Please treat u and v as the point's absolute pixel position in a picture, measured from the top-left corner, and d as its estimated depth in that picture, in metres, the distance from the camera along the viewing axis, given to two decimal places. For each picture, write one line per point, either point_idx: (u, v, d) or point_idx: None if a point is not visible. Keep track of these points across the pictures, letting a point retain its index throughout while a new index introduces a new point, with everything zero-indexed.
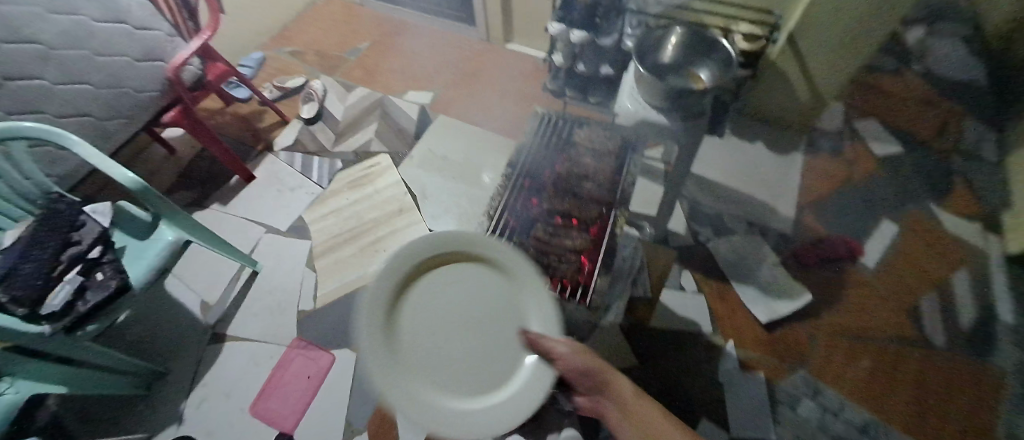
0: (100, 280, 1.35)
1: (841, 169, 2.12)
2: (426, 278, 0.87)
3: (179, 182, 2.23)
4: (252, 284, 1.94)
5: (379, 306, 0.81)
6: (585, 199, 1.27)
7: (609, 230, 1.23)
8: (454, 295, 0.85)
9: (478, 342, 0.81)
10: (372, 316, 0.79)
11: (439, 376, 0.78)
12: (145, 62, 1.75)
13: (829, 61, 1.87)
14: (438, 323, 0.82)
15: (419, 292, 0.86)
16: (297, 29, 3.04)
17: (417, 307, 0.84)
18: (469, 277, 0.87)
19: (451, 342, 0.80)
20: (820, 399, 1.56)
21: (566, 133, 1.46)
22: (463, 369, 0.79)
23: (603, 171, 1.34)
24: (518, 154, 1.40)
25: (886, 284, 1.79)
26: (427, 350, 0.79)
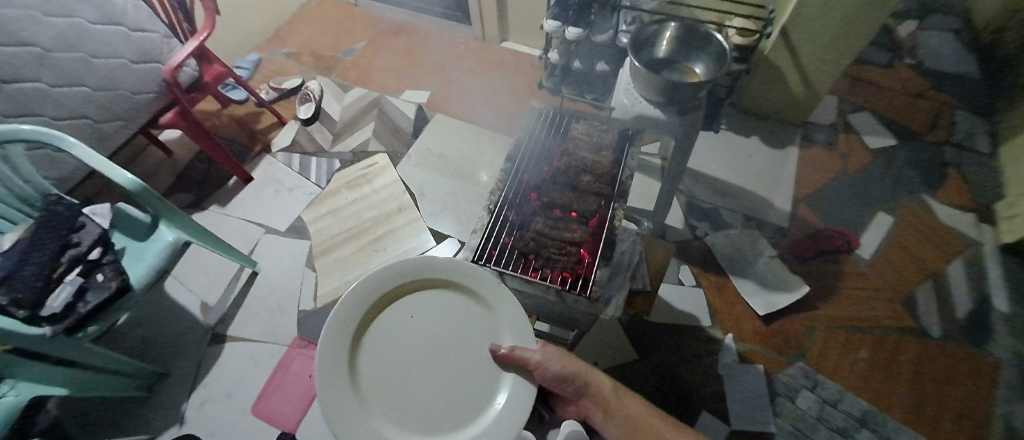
0: (100, 281, 1.35)
1: (836, 162, 2.14)
2: (395, 306, 0.89)
3: (176, 184, 2.23)
4: (252, 284, 1.94)
5: (348, 335, 0.83)
6: (585, 191, 1.21)
7: (610, 223, 1.15)
8: (425, 321, 0.87)
9: (444, 371, 0.83)
10: (338, 348, 0.81)
11: (401, 406, 0.80)
12: (142, 64, 1.76)
13: (822, 55, 1.88)
14: (404, 357, 0.84)
15: (389, 320, 0.87)
16: (291, 30, 3.03)
17: (386, 336, 0.86)
18: (434, 303, 0.90)
19: (417, 371, 0.83)
20: (819, 390, 1.57)
21: (564, 124, 1.38)
22: (432, 399, 0.81)
23: (603, 162, 1.27)
24: (515, 144, 1.33)
25: (882, 275, 1.81)
26: (391, 380, 0.82)
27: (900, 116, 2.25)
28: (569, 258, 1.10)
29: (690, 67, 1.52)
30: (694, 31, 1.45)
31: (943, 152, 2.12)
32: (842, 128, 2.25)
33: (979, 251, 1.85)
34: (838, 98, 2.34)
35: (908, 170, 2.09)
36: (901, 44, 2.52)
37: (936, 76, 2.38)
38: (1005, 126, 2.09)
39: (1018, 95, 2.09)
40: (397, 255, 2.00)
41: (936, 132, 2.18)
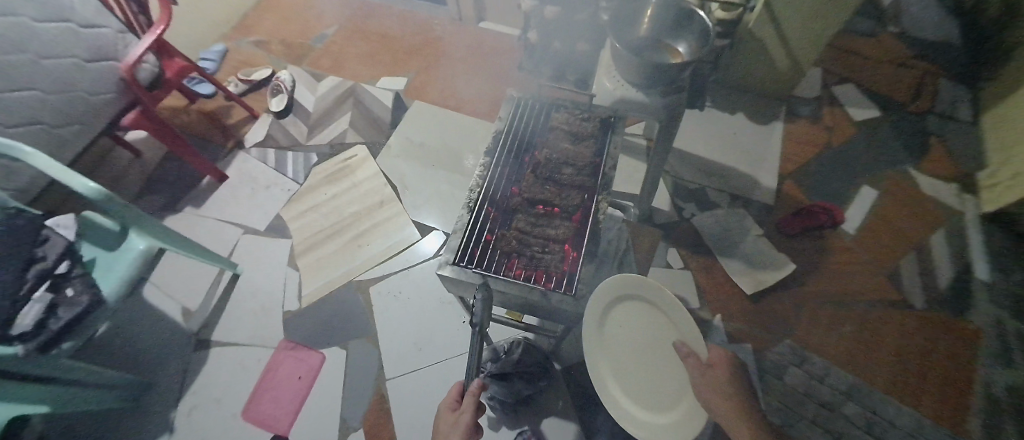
0: (70, 296, 1.31)
1: (821, 135, 2.13)
2: (625, 314, 1.14)
3: (146, 186, 2.13)
4: (235, 286, 1.89)
5: (621, 310, 1.15)
6: (565, 185, 1.18)
7: (596, 216, 1.13)
8: (633, 323, 1.13)
9: (645, 356, 1.11)
10: (615, 334, 1.13)
11: (631, 354, 1.12)
12: (95, 62, 1.65)
13: (805, 29, 1.85)
14: (632, 347, 1.12)
15: (620, 318, 1.14)
16: (258, 18, 2.89)
17: (619, 330, 1.13)
18: (641, 325, 1.13)
19: (636, 336, 1.12)
20: (806, 366, 1.60)
21: (543, 116, 1.32)
22: (635, 351, 1.12)
23: (585, 152, 1.23)
24: (496, 136, 1.29)
25: (866, 248, 1.83)
26: (628, 329, 1.13)
27: (883, 86, 2.24)
28: (556, 257, 1.08)
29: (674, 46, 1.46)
30: (677, 9, 1.39)
31: (925, 122, 2.12)
32: (826, 101, 2.24)
33: (961, 221, 1.87)
34: (822, 70, 2.32)
35: (891, 140, 2.09)
36: (884, 13, 2.49)
37: (918, 45, 2.37)
38: (988, 93, 2.10)
39: (1000, 64, 2.09)
40: (382, 250, 1.96)
41: (919, 102, 2.18)
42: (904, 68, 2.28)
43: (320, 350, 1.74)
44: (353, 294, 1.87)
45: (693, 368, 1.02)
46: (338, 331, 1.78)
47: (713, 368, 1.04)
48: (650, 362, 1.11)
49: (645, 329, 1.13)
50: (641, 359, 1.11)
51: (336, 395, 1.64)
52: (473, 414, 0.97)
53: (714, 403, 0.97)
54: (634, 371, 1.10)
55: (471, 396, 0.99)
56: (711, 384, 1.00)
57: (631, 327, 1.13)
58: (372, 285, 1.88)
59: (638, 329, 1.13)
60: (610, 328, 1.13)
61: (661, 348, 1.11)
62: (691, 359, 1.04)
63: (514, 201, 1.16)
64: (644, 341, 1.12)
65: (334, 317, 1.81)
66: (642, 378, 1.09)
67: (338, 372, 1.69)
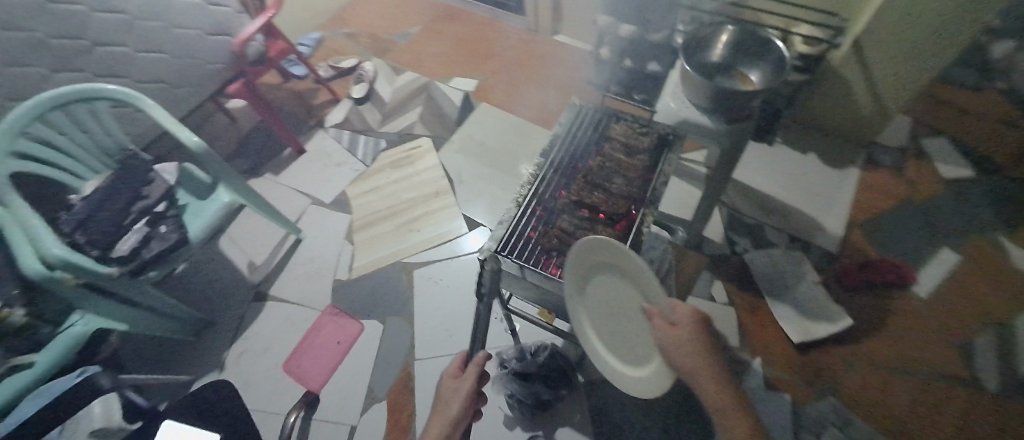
0: (163, 232, 1.46)
1: (901, 188, 1.98)
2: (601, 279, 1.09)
3: (236, 149, 2.39)
4: (295, 250, 2.07)
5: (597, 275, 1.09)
6: (614, 194, 1.20)
7: (640, 228, 1.14)
8: (610, 288, 1.09)
9: (621, 319, 1.08)
10: (591, 302, 1.09)
11: (608, 317, 1.09)
12: (215, 36, 1.91)
13: (895, 73, 1.74)
14: (608, 311, 1.09)
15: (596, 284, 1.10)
16: (354, 12, 3.17)
17: (594, 297, 1.09)
18: (616, 289, 1.07)
19: (611, 299, 1.09)
20: (848, 429, 1.48)
21: (602, 126, 1.36)
22: (611, 313, 1.09)
23: (637, 164, 1.24)
24: (553, 139, 1.34)
25: (940, 317, 1.65)
26: (604, 295, 1.09)
27: None
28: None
29: (745, 73, 1.44)
30: (754, 36, 1.38)
31: None
32: (913, 152, 2.07)
33: None
34: None
35: None
36: None
37: None
38: None
39: None
40: (430, 237, 2.06)
41: None
42: None
43: (359, 321, 1.86)
44: (398, 274, 1.98)
45: (659, 329, 0.95)
46: (379, 306, 1.89)
47: (677, 327, 0.94)
48: (627, 321, 1.08)
49: (619, 293, 1.07)
50: (617, 321, 1.08)
51: (367, 365, 1.74)
52: (474, 381, 1.02)
53: (681, 365, 0.89)
54: (611, 332, 1.08)
55: (475, 366, 1.04)
56: (676, 345, 0.91)
57: (609, 295, 1.09)
58: (416, 268, 1.99)
59: (613, 292, 1.08)
60: (591, 297, 1.09)
61: (633, 309, 1.06)
62: (656, 318, 0.96)
63: (561, 201, 1.21)
64: (619, 305, 1.08)
65: (378, 292, 1.93)
66: (620, 338, 1.07)
67: (372, 344, 1.79)
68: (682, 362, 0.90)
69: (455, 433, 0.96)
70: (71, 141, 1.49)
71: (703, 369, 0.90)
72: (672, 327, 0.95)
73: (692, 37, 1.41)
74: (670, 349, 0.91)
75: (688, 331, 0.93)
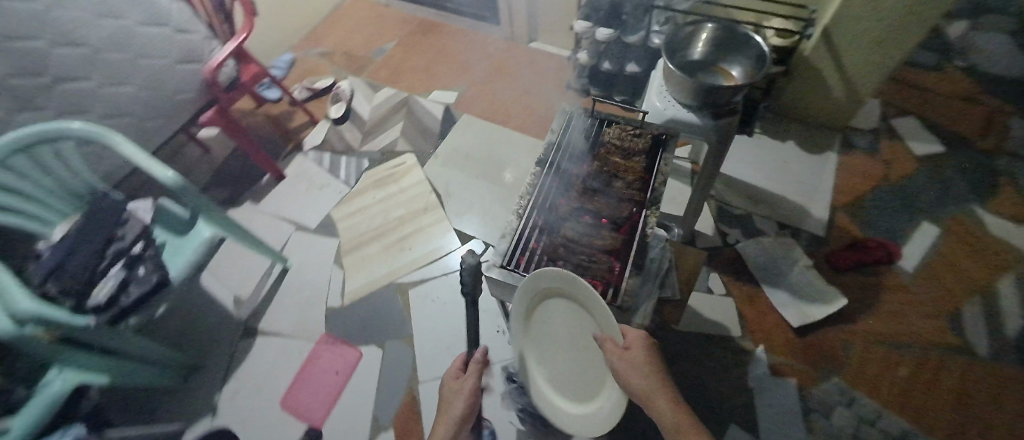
0: (141, 274, 1.37)
1: (878, 168, 2.05)
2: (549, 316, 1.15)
3: (213, 180, 2.31)
4: (283, 279, 1.99)
5: (547, 312, 1.16)
6: (615, 198, 1.20)
7: (645, 230, 1.12)
8: (561, 325, 1.13)
9: (572, 357, 1.14)
10: (541, 336, 1.19)
11: (558, 354, 1.18)
12: (185, 64, 1.81)
13: (863, 59, 1.81)
14: (557, 348, 1.17)
15: (545, 322, 1.17)
16: (325, 31, 3.12)
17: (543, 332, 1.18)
18: (566, 328, 1.12)
19: (562, 336, 1.14)
20: (855, 408, 1.50)
21: (595, 131, 1.36)
22: (563, 351, 1.16)
23: (636, 167, 1.25)
24: (546, 147, 1.33)
25: (926, 289, 1.72)
26: (552, 332, 1.16)
27: (949, 120, 2.14)
28: (599, 268, 1.09)
29: (727, 69, 1.46)
30: (732, 33, 1.40)
31: (995, 159, 2.01)
32: (885, 132, 2.15)
33: None
34: (881, 101, 2.23)
35: (957, 176, 1.98)
36: (953, 45, 2.39)
37: (991, 80, 2.25)
38: None
39: None
40: (422, 254, 2.02)
41: (989, 140, 2.06)
42: (973, 103, 2.18)
43: (357, 347, 1.80)
44: (393, 295, 1.92)
45: (612, 353, 0.94)
46: (376, 330, 1.84)
47: (630, 350, 0.94)
48: (575, 358, 1.14)
49: (569, 330, 1.12)
50: (567, 358, 1.15)
51: (369, 392, 1.69)
52: (475, 379, 1.09)
53: (636, 385, 0.88)
54: (560, 370, 1.18)
55: (475, 365, 1.12)
56: (630, 364, 0.91)
57: (558, 332, 1.15)
58: (411, 287, 1.94)
59: (561, 329, 1.14)
60: (540, 333, 1.19)
61: (586, 343, 1.09)
62: (608, 343, 0.96)
63: (562, 210, 1.20)
64: (570, 342, 1.13)
65: (374, 316, 1.87)
66: (569, 374, 1.15)
67: (373, 370, 1.73)
68: (637, 381, 0.89)
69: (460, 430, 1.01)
70: (36, 185, 1.41)
71: (655, 389, 0.89)
72: (625, 350, 0.94)
73: (673, 37, 1.40)
74: (625, 368, 0.91)
75: (640, 354, 0.93)
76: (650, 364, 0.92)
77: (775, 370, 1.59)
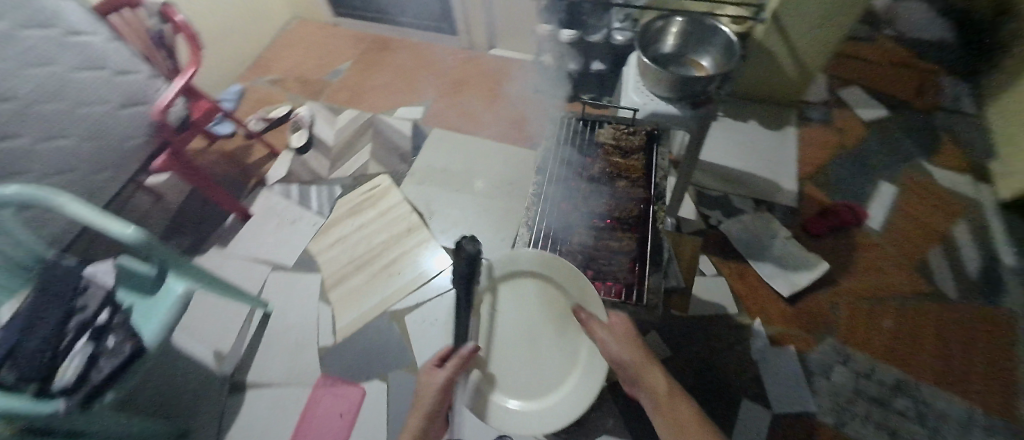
0: (111, 346, 1.18)
1: (833, 136, 2.19)
2: (516, 303, 1.23)
3: (171, 228, 2.12)
4: (266, 325, 1.86)
5: (515, 299, 1.23)
6: (621, 198, 1.29)
7: (655, 226, 1.22)
8: (531, 311, 1.22)
9: (539, 346, 1.21)
10: (506, 328, 1.22)
11: (522, 348, 1.21)
12: (129, 108, 1.66)
13: (810, 38, 1.93)
14: (523, 340, 1.21)
15: (512, 311, 1.23)
16: (273, 58, 2.97)
17: (510, 322, 1.22)
18: (535, 313, 1.22)
19: (532, 324, 1.22)
20: (851, 364, 1.59)
21: (589, 133, 1.42)
22: (530, 341, 1.21)
23: (636, 165, 1.33)
24: (545, 155, 1.38)
25: (894, 243, 1.85)
26: (519, 323, 1.22)
27: (887, 86, 2.33)
28: (622, 267, 1.20)
29: (697, 60, 1.54)
30: (699, 25, 1.45)
31: (932, 117, 2.20)
32: (834, 103, 2.30)
33: (982, 210, 1.91)
34: (826, 74, 2.40)
35: (903, 136, 2.15)
36: (879, 17, 2.61)
37: (915, 46, 2.48)
38: (989, 86, 2.20)
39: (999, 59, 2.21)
40: (412, 278, 1.94)
41: (923, 101, 2.26)
42: (905, 68, 2.38)
43: (358, 384, 1.70)
44: (388, 324, 1.84)
45: (597, 328, 1.08)
46: (377, 363, 1.75)
47: (613, 326, 1.10)
48: (541, 346, 1.21)
49: (539, 314, 1.22)
50: (534, 348, 1.21)
51: (379, 429, 1.60)
52: (449, 376, 1.06)
53: (621, 355, 1.04)
54: (526, 363, 1.20)
55: (454, 361, 1.09)
56: (615, 339, 1.07)
57: (526, 321, 1.22)
58: (406, 313, 1.86)
59: (530, 315, 1.22)
60: (508, 324, 1.22)
61: (557, 325, 1.21)
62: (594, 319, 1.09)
63: (573, 217, 1.28)
64: (540, 330, 1.21)
65: (372, 348, 1.78)
66: (534, 366, 1.20)
67: (379, 405, 1.65)
68: (622, 353, 1.05)
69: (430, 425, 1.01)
70: None
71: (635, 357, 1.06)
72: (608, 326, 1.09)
73: (646, 33, 1.43)
74: (611, 342, 1.06)
75: (620, 330, 1.09)
76: (628, 339, 1.08)
77: (774, 340, 1.66)
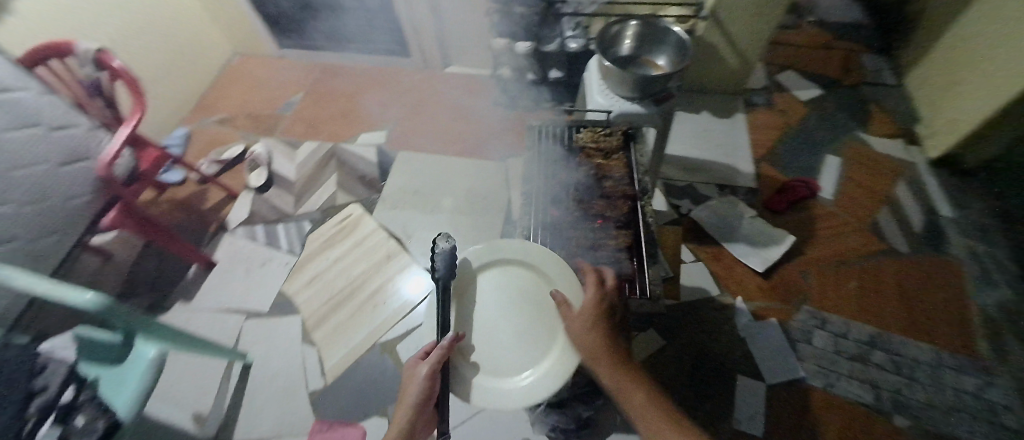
0: (81, 425, 1.08)
1: (778, 118, 2.36)
2: (500, 285, 1.18)
3: (126, 289, 1.96)
4: (248, 376, 1.74)
5: (499, 281, 1.19)
6: (610, 196, 1.33)
7: (646, 219, 1.27)
8: (516, 290, 1.17)
9: (526, 324, 1.13)
10: (491, 309, 1.15)
11: (509, 327, 1.13)
12: (71, 165, 1.53)
13: (747, 31, 2.08)
14: (509, 320, 1.14)
15: (496, 292, 1.17)
16: (218, 96, 2.84)
17: (495, 302, 1.16)
18: (520, 292, 1.17)
19: (517, 302, 1.16)
20: (829, 327, 1.69)
21: (568, 139, 1.48)
22: (516, 320, 1.14)
23: (619, 164, 1.40)
24: (529, 165, 1.42)
25: (847, 210, 2.00)
26: (504, 303, 1.16)
27: (818, 68, 2.54)
28: (624, 264, 1.22)
29: (653, 60, 1.60)
30: (653, 27, 1.54)
31: (861, 91, 2.43)
32: (774, 88, 2.48)
33: (916, 170, 2.11)
34: (764, 62, 2.59)
35: (838, 112, 2.35)
36: (800, 6, 2.86)
37: (836, 30, 2.73)
38: (905, 59, 2.44)
39: (908, 34, 2.47)
40: (397, 307, 1.88)
41: (850, 78, 2.48)
42: (830, 50, 2.62)
43: (357, 424, 1.62)
44: (380, 356, 1.77)
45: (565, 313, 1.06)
46: (375, 398, 1.68)
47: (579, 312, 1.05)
48: (528, 324, 1.13)
49: (524, 292, 1.17)
50: (521, 327, 1.13)
51: None
52: (431, 367, 0.98)
53: (581, 341, 1.00)
54: (512, 341, 1.11)
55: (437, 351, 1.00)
56: (580, 324, 1.02)
57: (512, 301, 1.16)
58: (397, 342, 1.80)
59: (515, 294, 1.17)
60: (492, 304, 1.16)
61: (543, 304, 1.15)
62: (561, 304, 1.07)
63: (566, 221, 1.32)
64: (526, 307, 1.15)
65: (367, 384, 1.71)
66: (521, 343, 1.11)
67: None
68: (582, 340, 1.00)
69: (418, 414, 0.97)
70: None
71: (597, 344, 0.99)
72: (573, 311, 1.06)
73: (604, 38, 1.51)
74: (574, 328, 1.02)
75: (583, 318, 1.03)
76: (592, 326, 1.02)
77: (757, 314, 1.74)
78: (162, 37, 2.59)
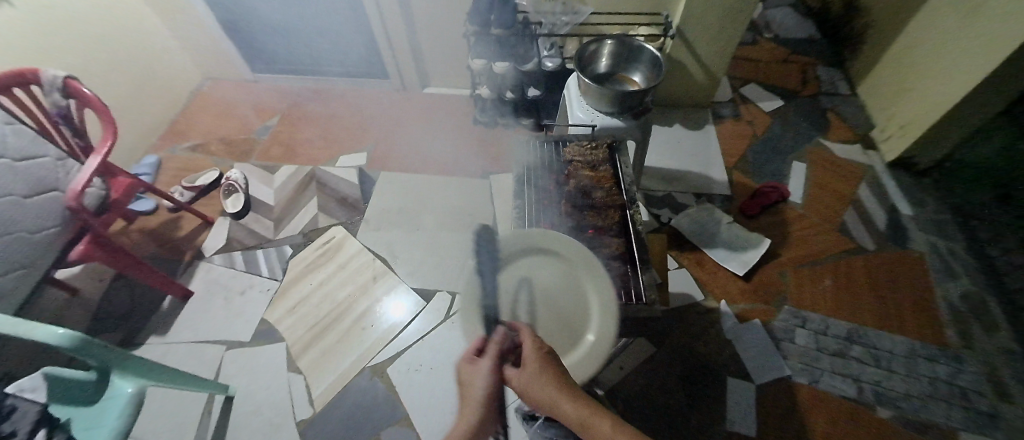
0: None
1: (745, 128, 2.49)
2: (532, 268, 1.14)
3: (93, 326, 1.84)
4: (230, 411, 1.66)
5: (530, 264, 1.14)
6: (601, 206, 1.37)
7: (636, 226, 1.30)
8: (548, 274, 1.14)
9: (561, 305, 1.11)
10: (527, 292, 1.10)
11: (545, 308, 1.10)
12: (36, 197, 1.47)
13: (712, 49, 2.21)
14: (545, 301, 1.11)
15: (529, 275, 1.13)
16: (189, 123, 2.77)
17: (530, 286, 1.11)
18: (552, 275, 1.14)
19: (551, 285, 1.13)
20: (808, 325, 1.76)
21: (556, 153, 1.52)
22: (552, 301, 1.11)
23: (606, 175, 1.44)
24: (520, 179, 1.44)
25: (816, 212, 2.11)
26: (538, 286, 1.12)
27: (778, 80, 2.71)
28: (616, 271, 1.24)
29: (629, 76, 1.68)
30: (627, 46, 1.62)
31: (819, 100, 2.60)
32: (739, 100, 2.63)
33: (875, 172, 2.26)
34: (728, 77, 2.73)
35: (800, 121, 2.50)
36: (757, 25, 3.05)
37: (790, 45, 2.92)
38: (855, 71, 2.64)
39: (855, 49, 2.67)
40: (386, 329, 1.84)
41: (807, 89, 2.66)
42: (787, 64, 2.80)
43: None
44: (371, 381, 1.72)
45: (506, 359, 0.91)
46: (367, 424, 1.62)
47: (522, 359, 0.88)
48: (564, 305, 1.11)
49: (556, 276, 1.13)
50: (555, 308, 1.10)
51: None
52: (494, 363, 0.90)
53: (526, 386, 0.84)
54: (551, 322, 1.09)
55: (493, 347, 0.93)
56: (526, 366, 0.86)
57: (544, 283, 1.12)
58: (388, 365, 1.76)
59: (547, 278, 1.13)
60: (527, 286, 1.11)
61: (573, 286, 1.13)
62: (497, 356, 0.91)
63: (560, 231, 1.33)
64: (560, 290, 1.12)
65: (358, 410, 1.65)
66: (559, 324, 1.09)
67: None
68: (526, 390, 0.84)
69: (488, 413, 0.84)
70: None
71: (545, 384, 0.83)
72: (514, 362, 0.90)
73: (581, 56, 1.57)
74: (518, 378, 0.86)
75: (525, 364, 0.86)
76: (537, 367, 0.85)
77: (742, 316, 1.79)
78: (128, 65, 2.52)
